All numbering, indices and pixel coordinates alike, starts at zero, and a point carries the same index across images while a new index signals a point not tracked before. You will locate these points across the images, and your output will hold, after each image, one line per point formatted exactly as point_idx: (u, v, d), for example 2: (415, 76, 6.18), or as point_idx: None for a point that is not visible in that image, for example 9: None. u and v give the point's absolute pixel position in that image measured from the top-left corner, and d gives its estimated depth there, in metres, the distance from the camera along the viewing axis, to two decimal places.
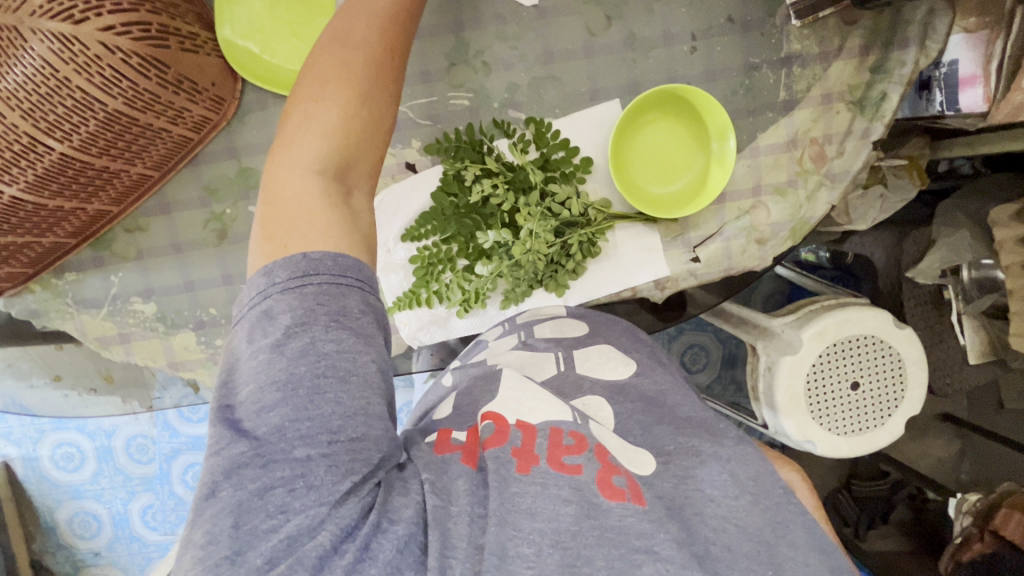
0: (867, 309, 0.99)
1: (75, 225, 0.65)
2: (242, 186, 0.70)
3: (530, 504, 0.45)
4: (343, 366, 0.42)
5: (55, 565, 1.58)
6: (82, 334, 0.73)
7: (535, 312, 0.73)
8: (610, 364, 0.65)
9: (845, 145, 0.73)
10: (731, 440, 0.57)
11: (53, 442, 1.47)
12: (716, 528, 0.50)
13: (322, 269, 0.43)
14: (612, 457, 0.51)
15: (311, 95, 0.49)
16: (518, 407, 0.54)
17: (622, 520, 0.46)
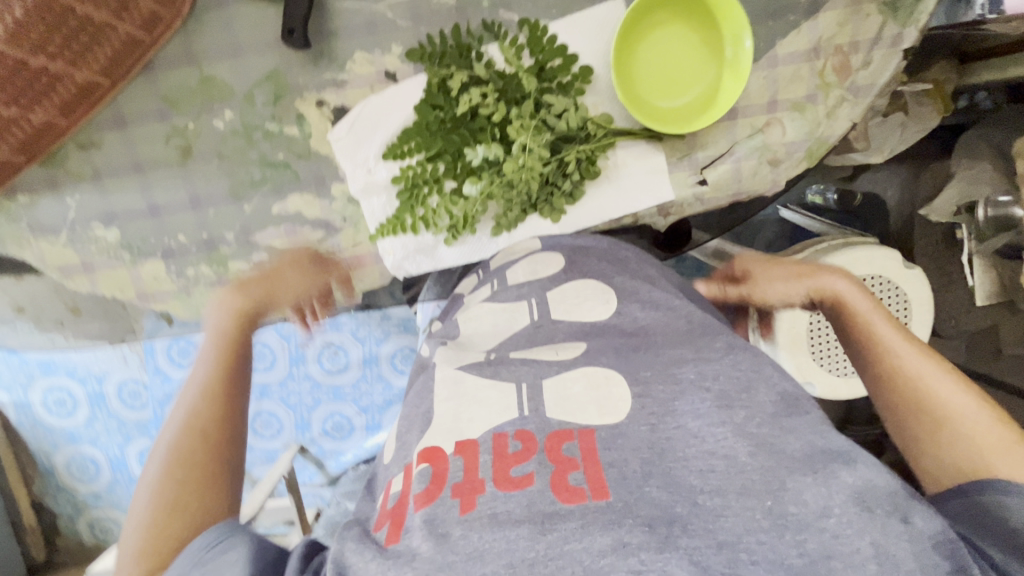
0: (873, 248, 0.95)
1: (20, 139, 0.59)
2: (204, 97, 0.63)
3: (478, 543, 0.34)
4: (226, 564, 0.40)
5: (57, 507, 1.60)
6: (42, 263, 0.68)
7: (511, 254, 0.66)
8: (587, 303, 0.55)
9: (873, 54, 0.65)
10: (719, 353, 0.47)
11: (44, 387, 1.44)
12: (702, 470, 0.38)
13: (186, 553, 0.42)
14: (572, 439, 0.39)
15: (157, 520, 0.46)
16: (455, 424, 0.42)
17: (585, 520, 0.35)
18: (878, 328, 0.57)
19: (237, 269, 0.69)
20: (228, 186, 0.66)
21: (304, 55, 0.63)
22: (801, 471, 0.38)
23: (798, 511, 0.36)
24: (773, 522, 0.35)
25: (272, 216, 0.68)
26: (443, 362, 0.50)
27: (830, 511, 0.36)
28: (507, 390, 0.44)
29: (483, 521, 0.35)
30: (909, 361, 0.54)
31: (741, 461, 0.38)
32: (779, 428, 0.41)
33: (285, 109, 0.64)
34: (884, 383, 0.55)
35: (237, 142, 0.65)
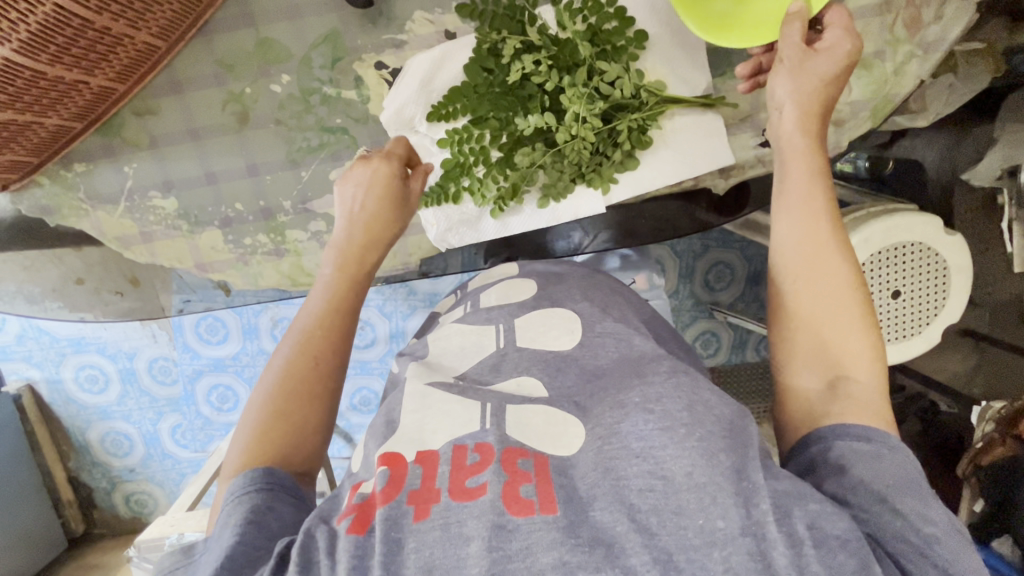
0: (916, 215, 0.93)
1: (79, 105, 0.58)
2: (262, 61, 0.62)
3: (429, 558, 0.36)
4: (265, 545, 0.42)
5: (92, 480, 1.63)
6: (101, 233, 0.68)
7: (493, 277, 0.71)
8: (552, 331, 0.57)
9: (945, 8, 0.64)
10: (661, 377, 0.45)
11: (77, 364, 1.46)
12: (641, 489, 0.38)
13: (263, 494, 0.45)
14: (524, 463, 0.41)
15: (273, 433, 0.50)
16: (418, 435, 0.45)
17: (529, 539, 0.36)
18: (824, 264, 0.54)
19: (294, 237, 0.69)
20: (286, 152, 0.66)
21: (363, 15, 0.61)
22: (728, 487, 0.37)
23: (724, 526, 0.36)
24: (703, 539, 0.35)
25: (329, 181, 0.67)
26: (410, 379, 0.53)
27: (747, 530, 0.36)
28: (471, 407, 0.47)
29: (436, 532, 0.37)
30: (836, 302, 0.53)
31: (678, 480, 0.37)
32: (710, 451, 0.38)
33: (343, 72, 0.63)
34: (804, 315, 0.54)
35: (294, 107, 0.64)
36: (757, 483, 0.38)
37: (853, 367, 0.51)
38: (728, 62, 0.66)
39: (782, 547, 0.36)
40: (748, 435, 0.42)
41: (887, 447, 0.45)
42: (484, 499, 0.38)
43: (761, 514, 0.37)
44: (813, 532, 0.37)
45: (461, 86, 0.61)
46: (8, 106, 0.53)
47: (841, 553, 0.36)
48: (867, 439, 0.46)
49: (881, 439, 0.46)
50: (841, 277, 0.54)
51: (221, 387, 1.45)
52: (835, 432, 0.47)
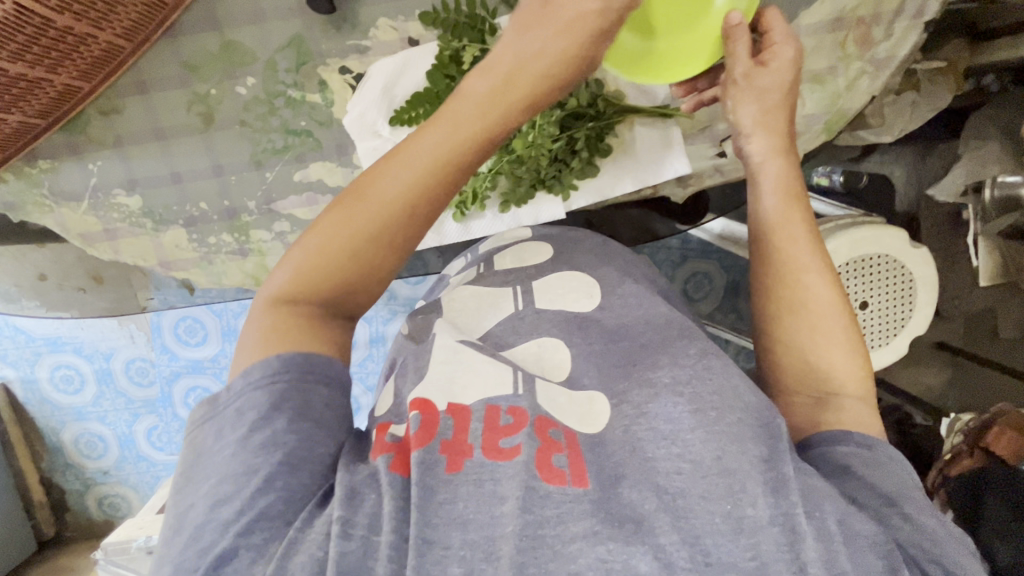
0: (881, 228, 0.95)
1: (42, 103, 0.59)
2: (227, 63, 0.63)
3: (463, 510, 0.38)
4: (299, 454, 0.40)
5: (65, 482, 1.61)
6: (64, 230, 0.68)
7: (503, 240, 0.69)
8: (572, 295, 0.59)
9: (894, 27, 0.66)
10: (693, 359, 0.49)
11: (52, 364, 1.45)
12: (668, 472, 0.41)
13: (299, 372, 0.42)
14: (554, 432, 0.44)
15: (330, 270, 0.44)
16: (448, 387, 0.47)
17: (561, 507, 0.39)
18: (807, 286, 0.56)
19: (259, 237, 0.70)
20: (250, 153, 0.66)
21: (327, 21, 0.62)
22: (758, 476, 0.41)
23: (754, 514, 0.39)
24: (730, 525, 0.39)
25: (294, 182, 0.68)
26: (440, 335, 0.54)
27: (777, 520, 0.39)
28: (503, 368, 0.49)
29: (470, 486, 0.39)
30: (823, 318, 0.55)
31: (707, 464, 0.41)
32: (738, 439, 0.42)
33: (308, 76, 0.64)
34: (789, 333, 0.56)
35: (259, 109, 0.65)
36: (786, 475, 0.42)
37: (845, 378, 0.53)
38: None
39: (811, 541, 0.39)
40: (777, 427, 0.45)
41: (887, 452, 0.48)
42: (519, 459, 0.40)
43: (791, 506, 0.40)
44: (842, 527, 0.41)
45: (423, 92, 0.62)
46: None
47: (870, 555, 0.40)
48: (869, 446, 0.48)
49: (878, 446, 0.48)
50: (825, 292, 0.55)
51: (198, 388, 1.45)
52: (836, 438, 0.49)
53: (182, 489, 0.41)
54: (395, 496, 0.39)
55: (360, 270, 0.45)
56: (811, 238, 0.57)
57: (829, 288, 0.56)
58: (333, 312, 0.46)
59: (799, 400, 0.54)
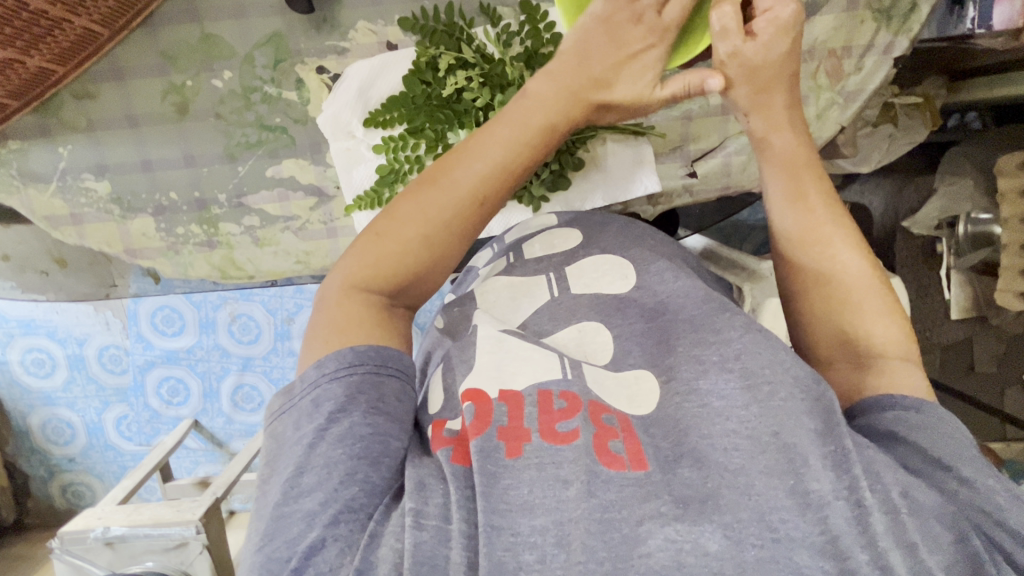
0: None
1: (15, 83, 0.59)
2: (205, 55, 0.64)
3: (529, 495, 0.40)
4: (377, 447, 0.42)
5: (29, 468, 1.58)
6: (30, 211, 0.67)
7: (530, 227, 0.68)
8: (607, 278, 0.60)
9: (865, 60, 0.67)
10: (738, 333, 0.49)
11: (23, 347, 1.43)
12: (725, 448, 0.42)
13: (367, 359, 0.45)
14: (607, 417, 0.46)
15: (397, 241, 0.51)
16: (497, 374, 0.49)
17: (621, 491, 0.40)
18: (836, 254, 0.55)
19: (227, 230, 0.70)
20: (223, 146, 0.67)
21: (307, 20, 0.63)
22: (817, 451, 0.41)
23: (819, 487, 0.39)
24: (796, 500, 0.39)
25: (265, 178, 0.68)
26: (483, 326, 0.55)
27: (841, 494, 0.39)
28: (549, 355, 0.50)
29: (533, 470, 0.41)
30: (856, 286, 0.54)
31: (763, 439, 0.42)
32: (795, 415, 0.43)
33: (285, 73, 0.64)
34: (818, 299, 0.55)
35: (234, 103, 0.65)
36: (847, 448, 0.41)
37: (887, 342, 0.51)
38: None
39: (878, 513, 0.39)
40: (828, 399, 0.45)
41: (936, 414, 0.46)
42: (579, 444, 0.42)
43: (856, 479, 0.40)
44: (906, 500, 0.41)
45: (396, 95, 0.63)
46: None
47: (936, 526, 0.40)
48: (918, 408, 0.46)
49: (925, 408, 0.46)
50: (856, 261, 0.55)
51: (170, 379, 1.43)
52: (879, 403, 0.48)
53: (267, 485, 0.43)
54: (461, 486, 0.41)
55: (433, 254, 0.52)
56: (832, 207, 0.57)
57: (859, 257, 0.55)
58: (396, 298, 0.51)
59: (841, 371, 0.53)
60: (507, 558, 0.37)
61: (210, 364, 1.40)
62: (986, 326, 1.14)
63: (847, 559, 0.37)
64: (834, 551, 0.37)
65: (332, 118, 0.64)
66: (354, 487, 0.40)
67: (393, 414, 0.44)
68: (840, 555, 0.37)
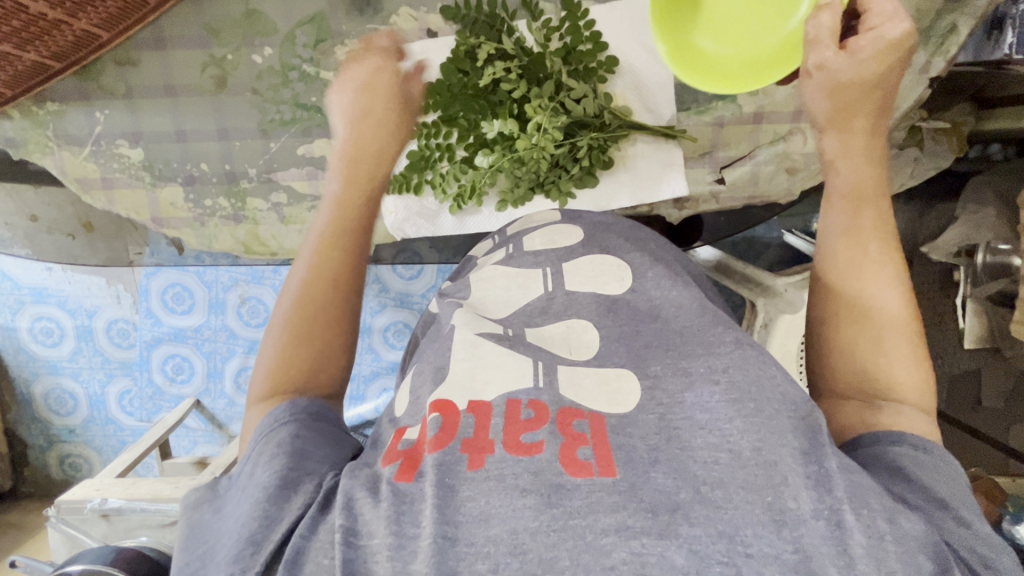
0: None
1: (60, 44, 0.60)
2: (247, 30, 0.64)
3: (484, 507, 0.39)
4: (283, 467, 0.45)
5: (29, 437, 1.58)
6: (62, 173, 0.68)
7: (532, 223, 0.68)
8: (602, 278, 0.59)
9: (902, 78, 0.68)
10: (729, 347, 0.48)
11: (33, 315, 1.43)
12: (705, 461, 0.41)
13: (281, 416, 0.50)
14: (579, 425, 0.44)
15: (289, 342, 0.55)
16: (470, 384, 0.48)
17: (590, 497, 0.38)
18: (877, 295, 0.54)
19: (254, 205, 0.70)
20: (257, 121, 0.67)
21: (352, 3, 0.64)
22: (799, 470, 0.40)
23: (796, 507, 0.38)
24: (771, 517, 0.38)
25: (296, 156, 0.68)
26: (460, 326, 0.54)
27: (821, 514, 0.39)
28: (522, 361, 0.49)
29: (491, 482, 0.40)
30: (887, 328, 0.53)
31: (745, 455, 0.41)
32: (778, 431, 0.42)
33: (324, 53, 0.65)
34: (848, 332, 0.54)
35: (271, 79, 0.66)
36: (829, 468, 0.41)
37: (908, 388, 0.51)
38: (693, 98, 0.68)
39: (858, 534, 0.38)
40: (816, 419, 0.44)
41: (942, 457, 0.46)
42: (542, 457, 0.41)
43: (837, 501, 0.39)
44: (892, 526, 0.39)
45: (434, 83, 0.64)
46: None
47: (920, 556, 0.38)
48: (925, 449, 0.46)
49: (932, 450, 0.46)
50: (892, 304, 0.54)
51: (174, 357, 1.42)
52: (889, 438, 0.48)
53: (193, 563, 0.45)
54: (397, 501, 0.41)
55: (329, 338, 0.57)
56: (885, 246, 0.56)
57: (900, 304, 0.54)
58: (304, 383, 0.54)
59: (851, 405, 0.53)
60: (458, 566, 0.36)
61: (216, 345, 1.39)
62: (998, 359, 1.12)
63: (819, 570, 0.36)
64: (804, 570, 0.36)
65: (354, 131, 0.64)
66: (266, 504, 0.44)
67: (294, 450, 0.47)
68: (814, 575, 0.36)
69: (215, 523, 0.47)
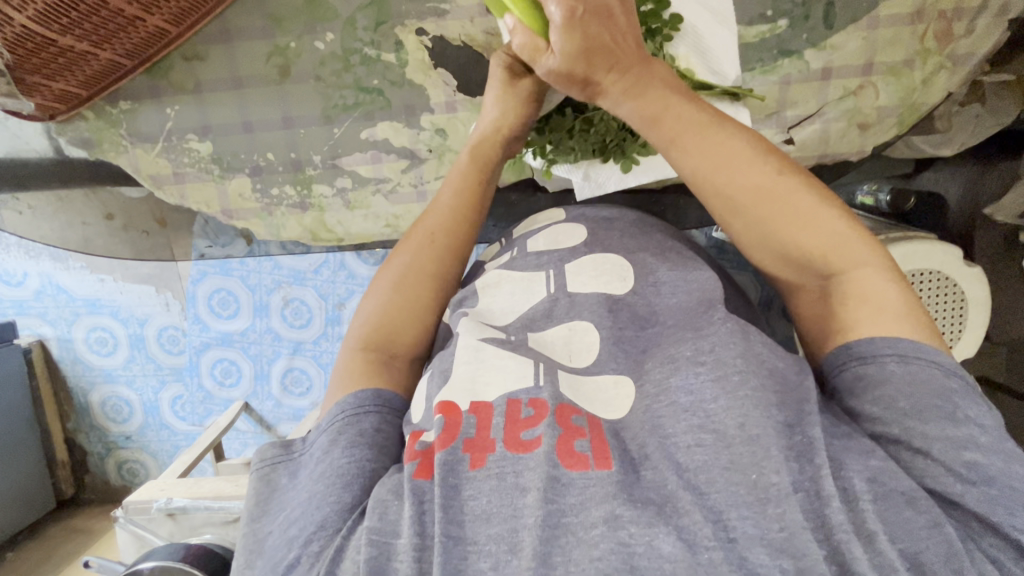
0: (933, 244, 0.87)
1: (133, 42, 0.61)
2: (310, 17, 0.65)
3: (486, 505, 0.41)
4: (352, 471, 0.46)
5: (88, 444, 1.54)
6: (136, 170, 0.70)
7: (535, 225, 0.71)
8: (604, 277, 0.60)
9: (976, 22, 0.65)
10: (716, 326, 0.50)
11: (88, 325, 1.42)
12: (689, 445, 0.43)
13: (352, 402, 0.51)
14: (576, 419, 0.46)
15: (390, 299, 0.60)
16: (471, 385, 0.49)
17: (585, 492, 0.40)
18: (739, 175, 0.54)
19: (320, 191, 0.71)
20: (320, 108, 0.68)
21: None
22: (784, 442, 0.42)
23: (778, 481, 0.40)
24: (756, 496, 0.39)
25: (360, 141, 0.69)
26: (464, 333, 0.54)
27: (801, 486, 0.41)
28: (524, 362, 0.50)
29: (492, 481, 0.42)
30: (765, 204, 0.54)
31: (729, 434, 0.42)
32: (763, 404, 0.43)
33: (384, 35, 0.66)
34: (754, 241, 0.56)
35: (334, 64, 0.66)
36: (812, 437, 0.43)
37: (829, 261, 0.52)
38: (757, 58, 0.67)
39: (837, 505, 0.40)
40: (805, 389, 0.46)
41: (890, 353, 0.47)
42: (540, 451, 0.42)
43: (815, 468, 0.41)
44: (871, 487, 0.41)
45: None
46: (68, 33, 0.56)
47: (908, 510, 0.40)
48: (873, 359, 0.48)
49: (881, 347, 0.48)
50: (754, 172, 0.54)
51: (224, 361, 1.39)
52: (841, 357, 0.50)
53: (259, 520, 0.47)
54: (416, 501, 0.42)
55: (419, 306, 0.61)
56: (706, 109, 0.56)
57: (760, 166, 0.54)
58: (389, 352, 0.57)
59: (808, 302, 0.56)
60: (462, 565, 0.38)
61: (262, 347, 1.37)
62: None
63: (807, 559, 0.37)
64: (790, 550, 0.37)
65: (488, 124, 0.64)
66: (334, 506, 0.44)
67: (375, 444, 0.49)
68: (797, 554, 0.37)
69: (279, 504, 0.48)
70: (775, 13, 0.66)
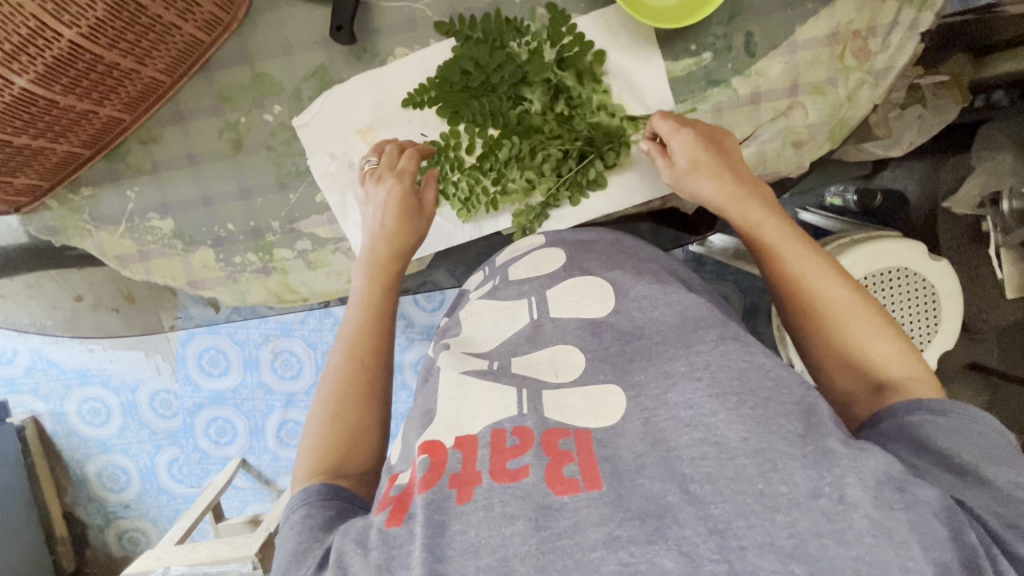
0: (896, 239, 0.87)
1: (89, 133, 0.65)
2: (256, 93, 0.70)
3: (474, 539, 0.38)
4: (288, 563, 0.45)
5: (88, 518, 1.53)
6: (102, 252, 0.74)
7: (520, 252, 0.70)
8: (586, 301, 0.58)
9: (891, 37, 0.67)
10: (709, 345, 0.48)
11: (80, 397, 1.41)
12: (693, 458, 0.40)
13: (287, 515, 0.51)
14: (565, 442, 0.43)
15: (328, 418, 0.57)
16: (456, 421, 0.47)
17: (577, 514, 0.38)
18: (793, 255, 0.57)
19: (281, 255, 0.75)
20: (275, 175, 0.72)
21: (349, 51, 0.69)
22: (792, 452, 0.39)
23: (788, 491, 0.37)
24: (763, 504, 0.37)
25: (315, 204, 0.73)
26: (444, 367, 0.53)
27: (819, 491, 0.37)
28: (505, 392, 0.48)
29: (480, 512, 0.39)
30: (815, 280, 0.56)
31: (732, 446, 0.39)
32: (767, 420, 0.41)
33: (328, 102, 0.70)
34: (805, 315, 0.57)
35: (285, 134, 0.71)
36: (828, 447, 0.40)
37: (874, 339, 0.54)
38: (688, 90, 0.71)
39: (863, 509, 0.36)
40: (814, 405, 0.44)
41: (966, 417, 0.46)
42: (529, 481, 0.40)
43: (833, 478, 0.38)
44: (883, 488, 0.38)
45: (429, 79, 0.67)
46: (24, 133, 0.59)
47: (930, 520, 0.37)
48: (945, 414, 0.47)
49: (953, 410, 0.47)
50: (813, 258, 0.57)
51: (220, 421, 1.39)
52: (909, 410, 0.48)
53: None
54: (386, 550, 0.40)
55: (360, 418, 0.57)
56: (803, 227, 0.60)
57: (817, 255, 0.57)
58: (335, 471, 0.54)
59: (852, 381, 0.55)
60: None
61: (255, 403, 1.36)
62: None
63: (817, 562, 0.34)
64: (800, 555, 0.35)
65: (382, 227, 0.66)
66: None
67: (307, 527, 0.48)
68: (809, 559, 0.34)
69: None
70: (698, 47, 0.70)
